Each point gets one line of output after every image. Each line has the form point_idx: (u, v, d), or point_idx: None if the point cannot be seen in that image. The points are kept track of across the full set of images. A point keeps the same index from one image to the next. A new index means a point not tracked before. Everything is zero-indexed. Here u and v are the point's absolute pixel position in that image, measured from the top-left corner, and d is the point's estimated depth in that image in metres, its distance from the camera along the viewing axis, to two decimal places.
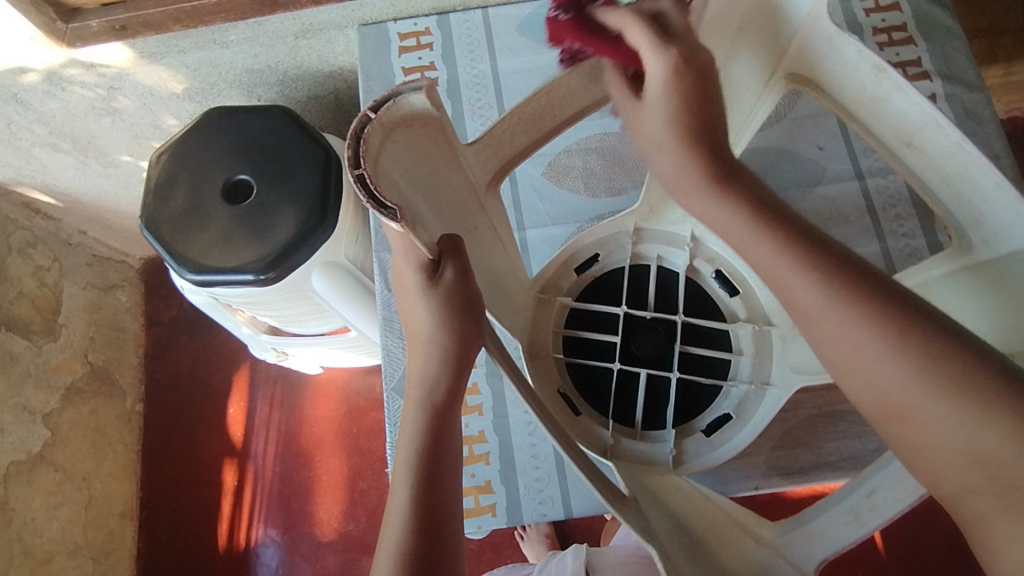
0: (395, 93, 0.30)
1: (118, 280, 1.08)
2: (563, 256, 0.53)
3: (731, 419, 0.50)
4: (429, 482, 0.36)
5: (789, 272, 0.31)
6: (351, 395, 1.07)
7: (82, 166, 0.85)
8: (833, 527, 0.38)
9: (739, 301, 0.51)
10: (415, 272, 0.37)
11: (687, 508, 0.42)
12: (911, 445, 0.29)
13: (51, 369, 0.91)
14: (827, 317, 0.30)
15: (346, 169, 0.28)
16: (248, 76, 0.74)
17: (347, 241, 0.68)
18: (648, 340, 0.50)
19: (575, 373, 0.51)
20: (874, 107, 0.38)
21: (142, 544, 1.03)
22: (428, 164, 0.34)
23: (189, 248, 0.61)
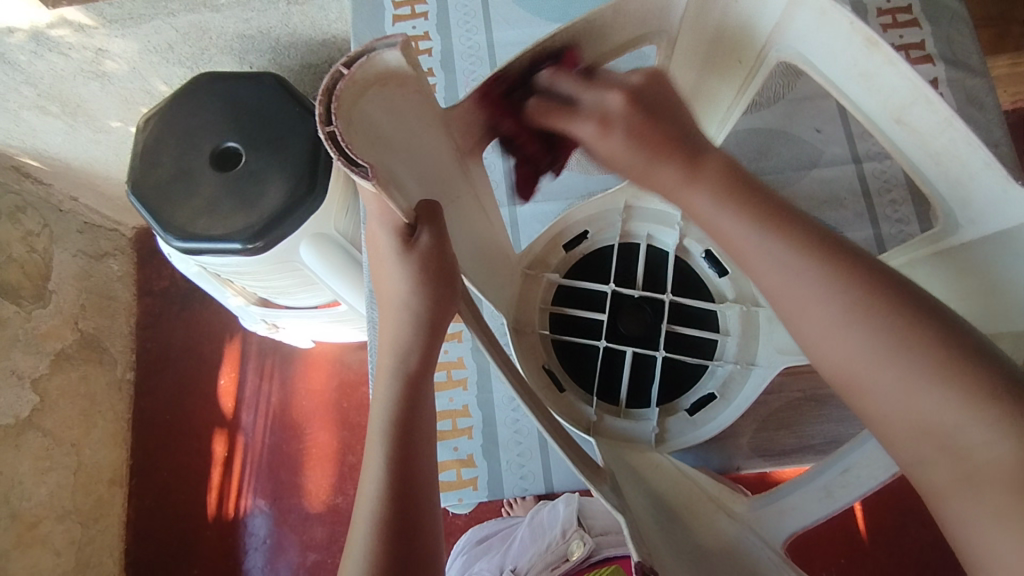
0: (369, 49, 0.29)
1: (110, 248, 1.07)
2: (552, 232, 0.52)
3: (713, 399, 0.50)
4: (403, 452, 0.36)
5: (756, 249, 0.33)
6: (343, 369, 1.07)
7: (72, 130, 0.84)
8: (806, 504, 0.38)
9: (727, 282, 0.50)
10: (390, 236, 0.37)
11: (672, 484, 0.43)
12: (874, 409, 0.30)
13: (41, 334, 0.91)
14: (792, 290, 0.32)
15: (317, 125, 0.28)
16: (240, 42, 0.72)
17: (337, 213, 0.67)
18: (635, 319, 0.49)
19: (561, 351, 0.51)
20: (867, 86, 0.36)
21: (131, 510, 1.04)
22: (408, 126, 0.33)
23: (174, 215, 0.60)
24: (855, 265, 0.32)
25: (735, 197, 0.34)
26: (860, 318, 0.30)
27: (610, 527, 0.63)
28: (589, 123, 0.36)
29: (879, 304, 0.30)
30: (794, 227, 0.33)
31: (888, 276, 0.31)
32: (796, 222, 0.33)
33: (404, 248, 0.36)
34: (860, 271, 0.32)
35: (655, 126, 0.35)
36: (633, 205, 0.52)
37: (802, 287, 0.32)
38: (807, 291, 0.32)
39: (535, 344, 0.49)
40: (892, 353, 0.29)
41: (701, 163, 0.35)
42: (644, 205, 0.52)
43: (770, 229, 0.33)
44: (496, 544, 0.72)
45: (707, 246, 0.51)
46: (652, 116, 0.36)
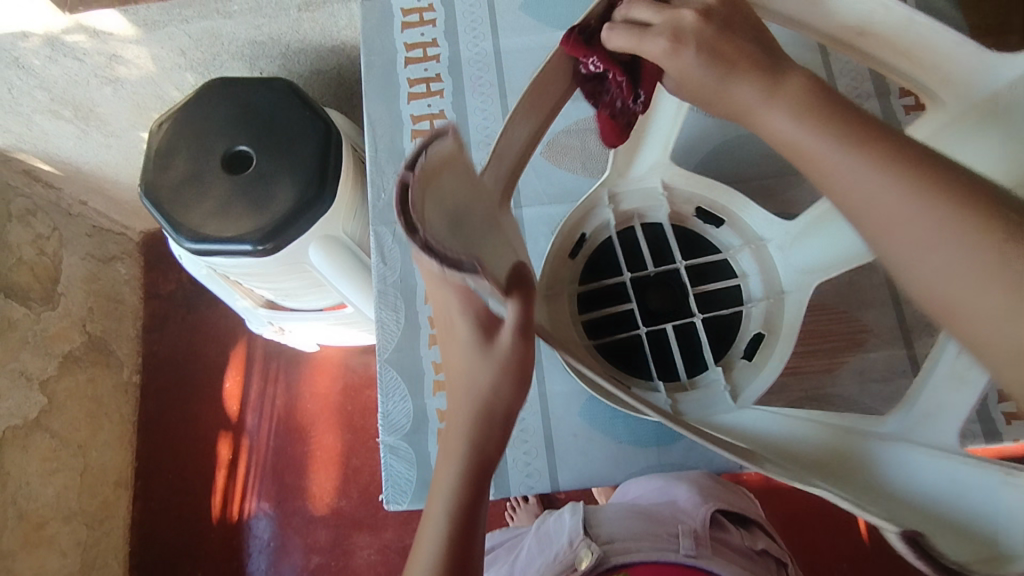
0: (422, 148, 0.32)
1: (117, 252, 1.09)
2: (556, 247, 0.52)
3: (763, 337, 0.50)
4: (462, 531, 0.36)
5: (839, 166, 0.30)
6: (347, 373, 1.08)
7: (83, 134, 0.85)
8: (946, 401, 0.38)
9: (728, 229, 0.52)
10: (466, 311, 0.36)
11: (800, 434, 0.41)
12: (974, 338, 0.28)
13: (49, 336, 0.92)
14: (881, 214, 0.29)
15: (407, 237, 0.30)
16: (251, 48, 0.73)
17: (345, 215, 0.68)
18: (661, 293, 0.53)
19: (608, 351, 0.52)
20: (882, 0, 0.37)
21: (136, 513, 1.05)
22: (468, 199, 0.35)
23: (186, 216, 0.62)
24: (943, 167, 0.29)
25: (814, 114, 0.31)
26: (963, 236, 0.27)
27: (619, 534, 0.56)
28: (659, 40, 0.33)
29: (985, 219, 0.27)
30: (879, 143, 0.30)
31: (989, 189, 0.28)
32: (881, 134, 0.30)
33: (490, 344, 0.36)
34: (949, 175, 0.29)
35: (732, 42, 0.33)
36: (616, 192, 0.52)
37: (894, 207, 0.29)
38: (897, 205, 0.29)
39: (581, 355, 0.49)
40: (998, 274, 0.27)
41: (783, 81, 0.32)
42: (627, 187, 0.52)
43: (849, 146, 0.30)
44: (503, 554, 0.71)
45: (694, 205, 0.53)
46: (727, 28, 0.34)
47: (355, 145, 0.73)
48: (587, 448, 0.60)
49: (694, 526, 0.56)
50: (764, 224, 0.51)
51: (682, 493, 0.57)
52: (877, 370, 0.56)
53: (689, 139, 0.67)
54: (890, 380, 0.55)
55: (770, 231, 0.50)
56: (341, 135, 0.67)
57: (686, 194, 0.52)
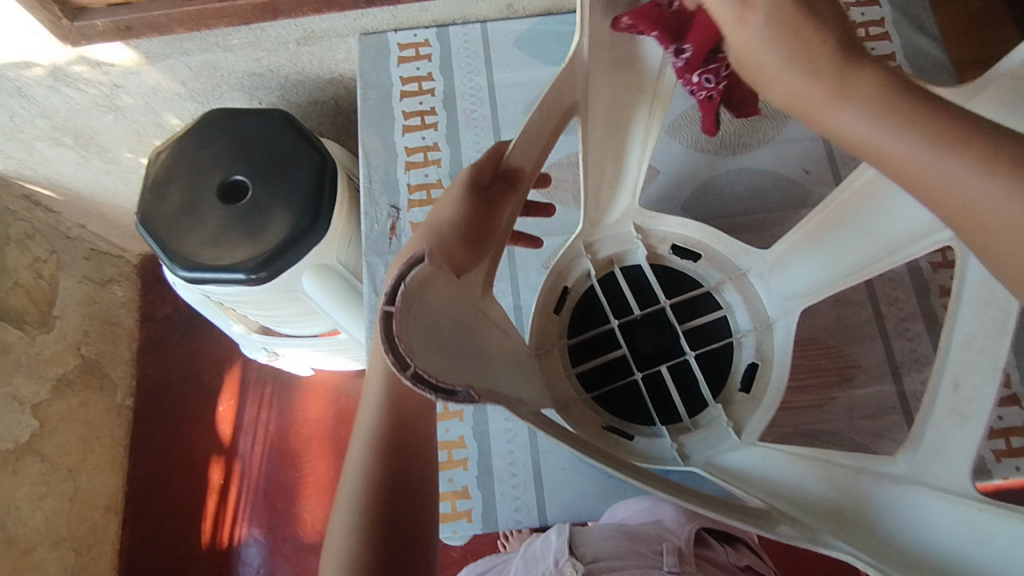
0: (399, 278, 0.31)
1: (115, 274, 1.09)
2: (540, 305, 0.51)
3: (758, 365, 0.51)
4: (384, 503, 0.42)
5: (920, 167, 0.26)
6: (340, 398, 1.08)
7: (83, 161, 0.87)
8: (953, 436, 0.37)
9: (705, 263, 0.54)
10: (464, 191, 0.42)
11: (805, 481, 0.40)
12: None
13: (43, 360, 0.92)
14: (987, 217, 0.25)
15: (399, 375, 0.29)
16: (250, 80, 0.74)
17: (339, 245, 0.69)
18: (653, 337, 0.52)
19: (608, 403, 0.51)
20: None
21: (125, 538, 1.03)
22: (457, 312, 0.35)
23: (181, 244, 0.62)
24: None
25: (894, 110, 0.26)
26: None
27: (605, 555, 0.51)
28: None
29: None
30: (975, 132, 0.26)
31: None
32: (969, 124, 0.26)
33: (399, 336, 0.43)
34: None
35: (806, 11, 0.29)
36: (592, 241, 0.54)
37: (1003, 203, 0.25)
38: (996, 205, 0.25)
39: (583, 412, 0.48)
40: None
41: (853, 74, 0.28)
42: (602, 235, 0.54)
43: (941, 142, 0.26)
44: None
45: (670, 242, 0.55)
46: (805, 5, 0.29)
47: (350, 175, 0.74)
48: (576, 482, 0.60)
49: (680, 543, 0.52)
50: (740, 254, 0.53)
51: (668, 513, 0.55)
52: (867, 407, 0.56)
53: (678, 174, 0.68)
54: (880, 416, 0.55)
55: (748, 261, 0.53)
56: (336, 165, 0.68)
57: (661, 233, 0.55)
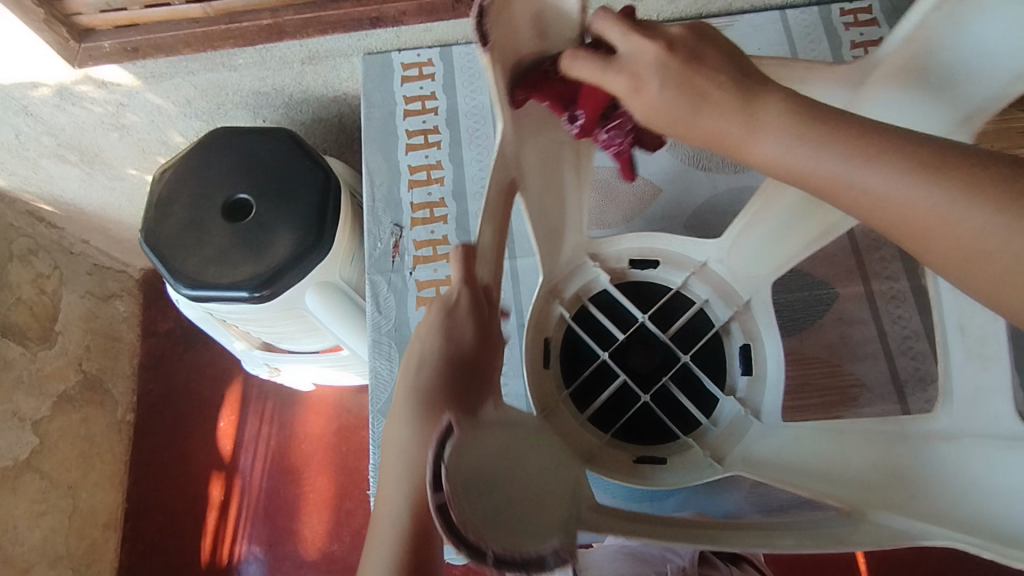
0: (436, 457, 0.27)
1: (117, 289, 1.09)
2: (532, 371, 0.49)
3: (751, 345, 0.53)
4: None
5: (838, 174, 0.29)
6: (342, 413, 1.07)
7: (88, 178, 0.87)
8: (980, 380, 0.39)
9: (666, 267, 0.55)
10: (438, 308, 0.38)
11: (848, 456, 0.40)
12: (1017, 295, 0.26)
13: (45, 376, 0.92)
14: (896, 209, 0.28)
15: (481, 565, 0.25)
16: (255, 98, 0.75)
17: (343, 261, 0.69)
18: (644, 353, 0.53)
19: (624, 434, 0.51)
20: (803, 67, 0.44)
21: (124, 555, 1.03)
22: (500, 455, 0.32)
23: (185, 263, 0.62)
24: (930, 144, 0.28)
25: (796, 129, 0.30)
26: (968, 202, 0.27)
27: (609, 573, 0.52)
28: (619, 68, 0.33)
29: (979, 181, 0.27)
30: (869, 135, 0.29)
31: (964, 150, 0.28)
32: (872, 131, 0.29)
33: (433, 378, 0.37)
34: (949, 152, 0.28)
35: (696, 65, 0.32)
36: (558, 288, 0.52)
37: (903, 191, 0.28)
38: (898, 195, 0.28)
39: (611, 454, 0.48)
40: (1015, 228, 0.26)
41: (759, 104, 0.31)
42: (565, 284, 0.52)
43: (855, 151, 0.29)
44: None
45: (624, 258, 0.55)
46: (693, 62, 0.32)
47: (354, 192, 0.74)
48: None
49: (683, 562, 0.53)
50: (694, 248, 0.54)
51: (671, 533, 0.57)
52: None
53: (679, 191, 0.69)
54: None
55: (704, 253, 0.54)
56: (340, 183, 0.68)
57: (611, 253, 0.55)
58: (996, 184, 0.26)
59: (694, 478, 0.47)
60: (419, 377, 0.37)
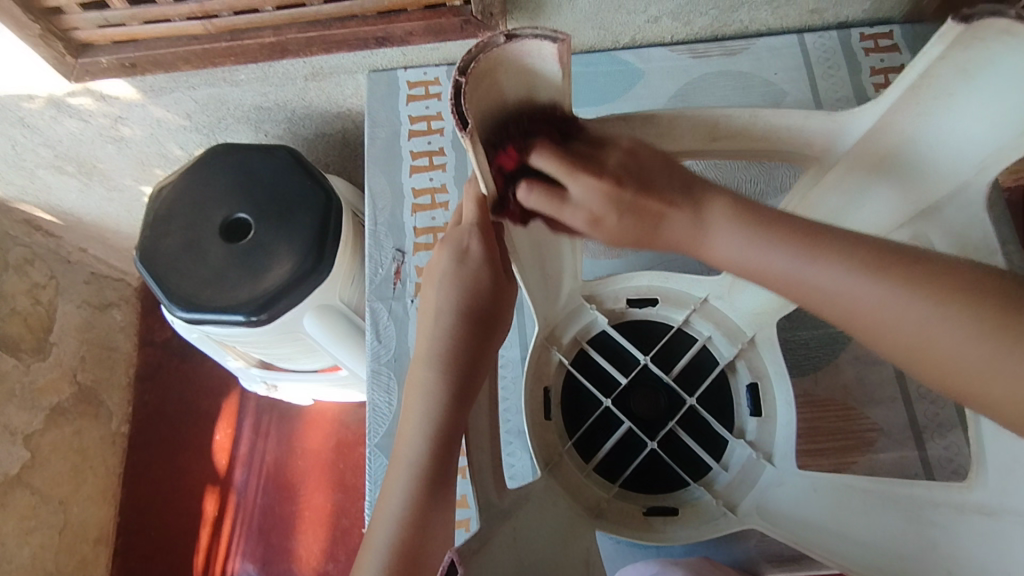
0: None
1: (114, 298, 1.07)
2: (535, 423, 0.50)
3: (758, 385, 0.51)
4: (429, 478, 0.36)
5: (795, 277, 0.31)
6: (341, 428, 1.05)
7: (86, 188, 0.85)
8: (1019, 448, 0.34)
9: (664, 305, 0.54)
10: (448, 255, 0.38)
11: (871, 519, 0.39)
12: (955, 375, 0.29)
13: (37, 388, 0.91)
14: (846, 306, 0.31)
15: None
16: (256, 113, 0.73)
17: (343, 284, 0.67)
18: (647, 398, 0.52)
19: (632, 484, 0.51)
20: (799, 116, 0.37)
21: (115, 570, 1.01)
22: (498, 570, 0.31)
23: (181, 285, 0.61)
24: (867, 241, 0.31)
25: (749, 227, 0.32)
26: (909, 294, 0.29)
27: None
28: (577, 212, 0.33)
29: (917, 275, 0.29)
30: (811, 234, 0.31)
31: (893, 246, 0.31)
32: (825, 234, 0.31)
33: (459, 260, 0.38)
34: (898, 255, 0.30)
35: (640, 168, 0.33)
36: (554, 334, 0.52)
37: (849, 285, 0.30)
38: (841, 291, 0.30)
39: (619, 507, 0.49)
40: (952, 318, 0.29)
41: (704, 201, 0.33)
42: (564, 330, 0.53)
43: (808, 257, 0.31)
44: None
45: (621, 296, 0.54)
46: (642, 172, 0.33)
47: (356, 211, 0.72)
48: None
49: None
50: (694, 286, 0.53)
51: None
52: (886, 473, 0.53)
53: None
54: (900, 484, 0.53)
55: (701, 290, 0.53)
56: (341, 204, 0.66)
57: (608, 293, 0.54)
58: (950, 288, 0.29)
59: (704, 534, 0.46)
60: (441, 289, 0.38)
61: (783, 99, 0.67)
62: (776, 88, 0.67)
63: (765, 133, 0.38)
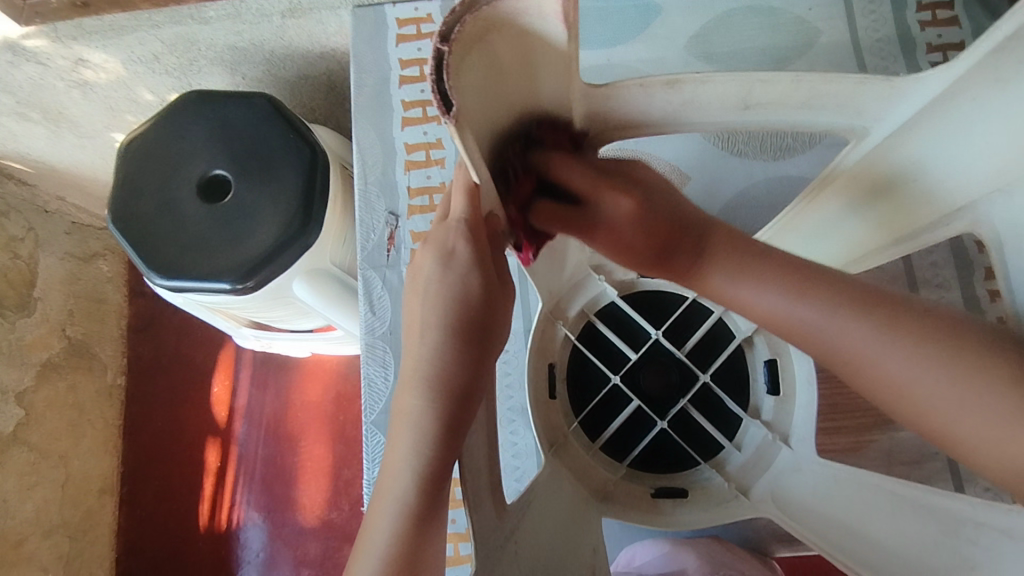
0: None
1: (99, 248, 1.03)
2: (541, 402, 0.47)
3: (775, 361, 0.48)
4: (420, 515, 0.32)
5: (782, 311, 0.32)
6: (341, 381, 1.04)
7: (54, 136, 0.79)
8: None
9: None
10: (433, 257, 0.34)
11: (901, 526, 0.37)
12: (931, 423, 0.29)
13: (26, 345, 0.88)
14: (826, 344, 0.31)
15: None
16: (231, 54, 0.66)
17: (333, 245, 0.63)
18: (659, 375, 0.49)
19: (639, 464, 0.49)
20: (855, 82, 0.35)
21: (122, 519, 1.02)
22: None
23: (157, 250, 0.56)
24: (853, 284, 0.31)
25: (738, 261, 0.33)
26: (891, 338, 0.29)
27: None
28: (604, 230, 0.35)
29: (897, 319, 0.30)
30: (798, 273, 0.32)
31: (877, 291, 0.31)
32: (813, 275, 0.32)
33: (447, 262, 0.33)
34: (886, 298, 0.31)
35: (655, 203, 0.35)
36: (562, 304, 0.49)
37: (831, 324, 0.30)
38: (823, 330, 0.31)
39: (627, 489, 0.47)
40: (929, 363, 0.28)
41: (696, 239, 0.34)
42: (573, 299, 0.50)
43: (795, 294, 0.32)
44: None
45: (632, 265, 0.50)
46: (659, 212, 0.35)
47: (345, 164, 0.67)
48: None
49: None
50: None
51: (692, 561, 0.46)
52: (905, 450, 0.52)
53: (710, 178, 0.62)
54: (919, 463, 0.52)
55: None
56: (326, 159, 0.61)
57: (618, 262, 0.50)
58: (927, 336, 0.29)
59: (714, 519, 0.45)
60: (427, 298, 0.34)
61: (818, 39, 0.60)
62: (810, 26, 0.60)
63: (805, 99, 0.36)
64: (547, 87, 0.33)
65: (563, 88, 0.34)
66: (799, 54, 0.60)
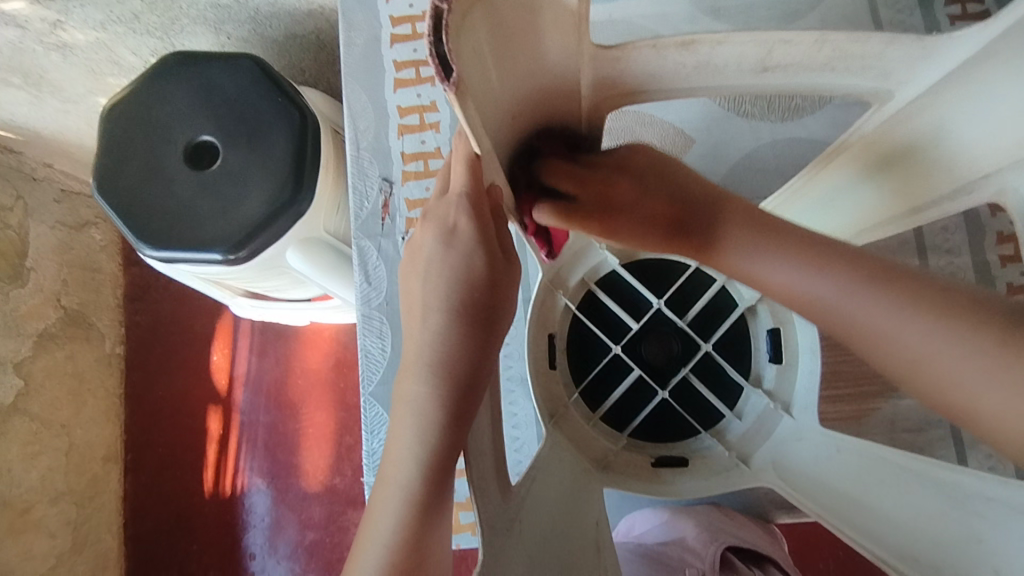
0: None
1: (91, 216, 1.01)
2: (541, 373, 0.47)
3: (779, 330, 0.47)
4: (426, 498, 0.32)
5: (795, 283, 0.32)
6: (341, 348, 1.04)
7: (36, 101, 0.76)
8: None
9: None
10: (434, 235, 0.33)
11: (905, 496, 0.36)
12: (947, 397, 0.27)
13: (21, 316, 0.87)
14: (839, 317, 0.30)
15: None
16: (215, 12, 0.64)
17: (327, 213, 0.61)
18: (660, 346, 0.48)
19: (640, 434, 0.48)
20: (879, 42, 0.34)
21: (128, 486, 1.03)
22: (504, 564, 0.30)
23: (146, 220, 0.55)
24: (877, 259, 0.31)
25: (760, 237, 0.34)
26: (906, 307, 0.28)
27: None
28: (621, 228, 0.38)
29: (918, 292, 0.28)
30: (816, 248, 0.32)
31: (902, 267, 0.30)
32: (833, 250, 0.32)
33: (448, 240, 0.33)
34: (910, 274, 0.29)
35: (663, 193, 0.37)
36: (562, 274, 0.48)
37: (847, 296, 0.30)
38: (838, 303, 0.30)
39: (627, 458, 0.46)
40: (946, 331, 0.27)
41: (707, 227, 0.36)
42: (573, 268, 0.48)
43: (811, 267, 0.32)
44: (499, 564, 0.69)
45: None
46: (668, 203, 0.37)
47: (337, 128, 0.65)
48: None
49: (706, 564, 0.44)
50: None
51: (690, 530, 0.47)
52: (908, 417, 0.51)
53: (716, 140, 0.60)
54: (921, 429, 0.51)
55: None
56: (318, 124, 0.59)
57: None
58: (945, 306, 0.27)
59: (714, 488, 0.45)
60: (430, 279, 0.33)
61: None
62: None
63: (825, 60, 0.35)
64: (555, 52, 0.31)
65: (571, 53, 0.31)
66: (811, 8, 0.57)
